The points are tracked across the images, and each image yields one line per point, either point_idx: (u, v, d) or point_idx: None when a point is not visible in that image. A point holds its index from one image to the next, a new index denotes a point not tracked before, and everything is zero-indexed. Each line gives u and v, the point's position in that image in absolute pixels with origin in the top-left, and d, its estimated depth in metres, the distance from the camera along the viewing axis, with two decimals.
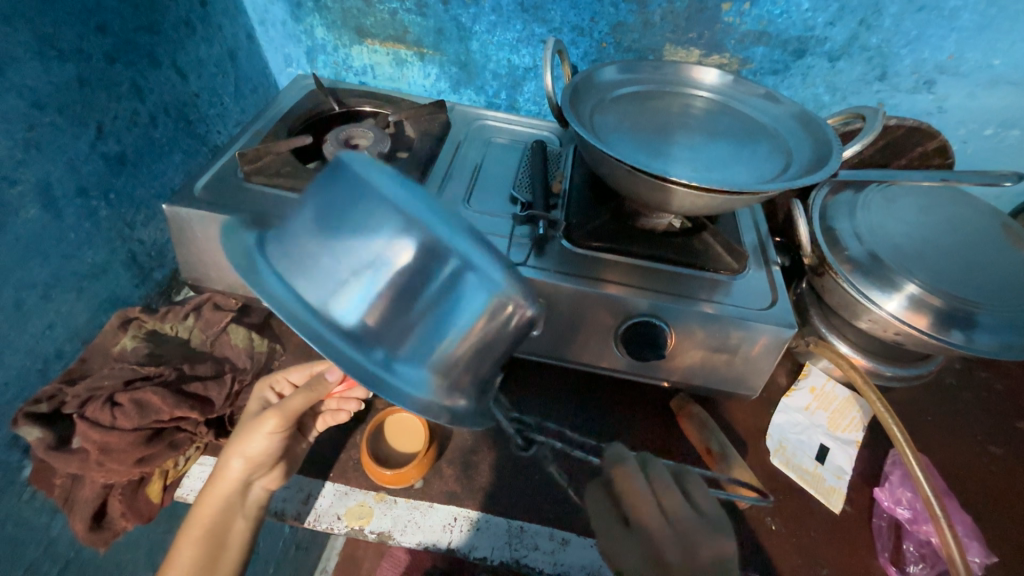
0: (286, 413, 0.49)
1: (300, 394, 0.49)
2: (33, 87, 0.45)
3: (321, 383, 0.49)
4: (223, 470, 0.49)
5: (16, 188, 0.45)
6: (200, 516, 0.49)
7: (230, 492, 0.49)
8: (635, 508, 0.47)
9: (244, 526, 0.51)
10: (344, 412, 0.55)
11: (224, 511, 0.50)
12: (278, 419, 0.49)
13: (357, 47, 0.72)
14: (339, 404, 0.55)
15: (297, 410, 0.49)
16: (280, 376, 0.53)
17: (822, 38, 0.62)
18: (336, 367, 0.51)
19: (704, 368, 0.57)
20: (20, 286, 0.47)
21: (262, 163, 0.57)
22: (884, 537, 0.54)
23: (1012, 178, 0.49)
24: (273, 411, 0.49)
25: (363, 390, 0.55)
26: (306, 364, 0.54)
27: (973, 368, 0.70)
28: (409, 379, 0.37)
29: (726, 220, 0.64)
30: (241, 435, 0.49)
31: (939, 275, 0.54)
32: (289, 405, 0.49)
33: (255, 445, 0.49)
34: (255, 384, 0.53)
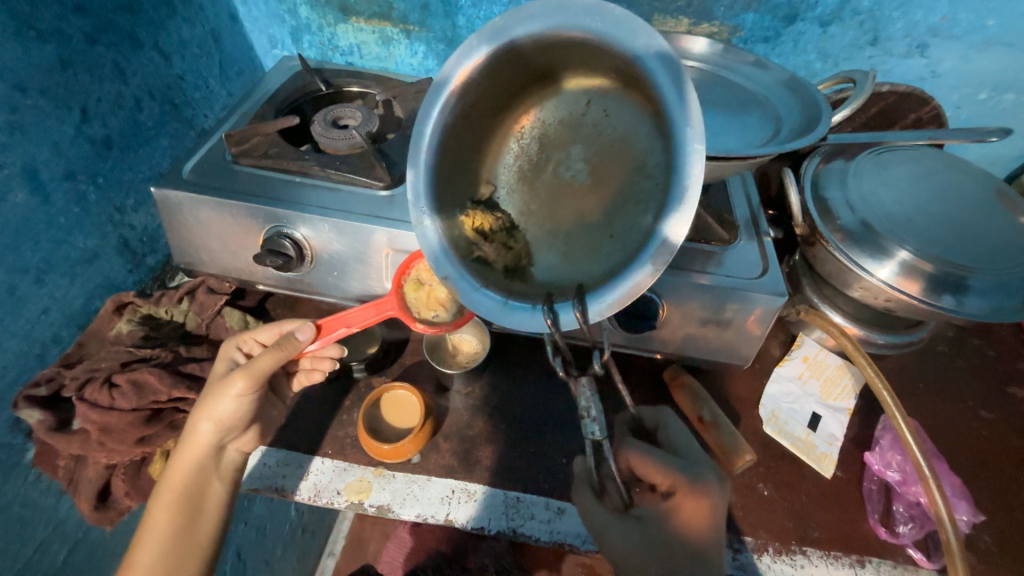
0: (254, 374, 0.49)
1: (268, 355, 0.49)
2: (14, 69, 0.45)
3: (291, 341, 0.49)
4: (193, 434, 0.49)
5: (2, 172, 0.45)
6: (173, 482, 0.49)
7: (204, 455, 0.50)
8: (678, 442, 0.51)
9: (220, 488, 0.51)
10: (319, 371, 0.56)
11: (198, 475, 0.50)
12: (245, 380, 0.49)
13: (342, 26, 0.71)
14: (313, 364, 0.56)
15: (265, 370, 0.49)
16: (248, 336, 0.53)
17: (813, 3, 0.61)
18: (307, 327, 0.51)
19: (697, 340, 0.58)
20: (12, 271, 0.47)
21: (249, 145, 0.57)
22: (875, 500, 0.55)
23: (1000, 134, 0.52)
24: (240, 372, 0.49)
25: (336, 349, 0.55)
26: (274, 324, 0.53)
27: (966, 335, 0.70)
28: (643, 229, 0.41)
29: (716, 191, 0.63)
30: (209, 399, 0.49)
31: (931, 241, 0.54)
32: (256, 366, 0.49)
33: (225, 406, 0.49)
34: (221, 345, 0.53)
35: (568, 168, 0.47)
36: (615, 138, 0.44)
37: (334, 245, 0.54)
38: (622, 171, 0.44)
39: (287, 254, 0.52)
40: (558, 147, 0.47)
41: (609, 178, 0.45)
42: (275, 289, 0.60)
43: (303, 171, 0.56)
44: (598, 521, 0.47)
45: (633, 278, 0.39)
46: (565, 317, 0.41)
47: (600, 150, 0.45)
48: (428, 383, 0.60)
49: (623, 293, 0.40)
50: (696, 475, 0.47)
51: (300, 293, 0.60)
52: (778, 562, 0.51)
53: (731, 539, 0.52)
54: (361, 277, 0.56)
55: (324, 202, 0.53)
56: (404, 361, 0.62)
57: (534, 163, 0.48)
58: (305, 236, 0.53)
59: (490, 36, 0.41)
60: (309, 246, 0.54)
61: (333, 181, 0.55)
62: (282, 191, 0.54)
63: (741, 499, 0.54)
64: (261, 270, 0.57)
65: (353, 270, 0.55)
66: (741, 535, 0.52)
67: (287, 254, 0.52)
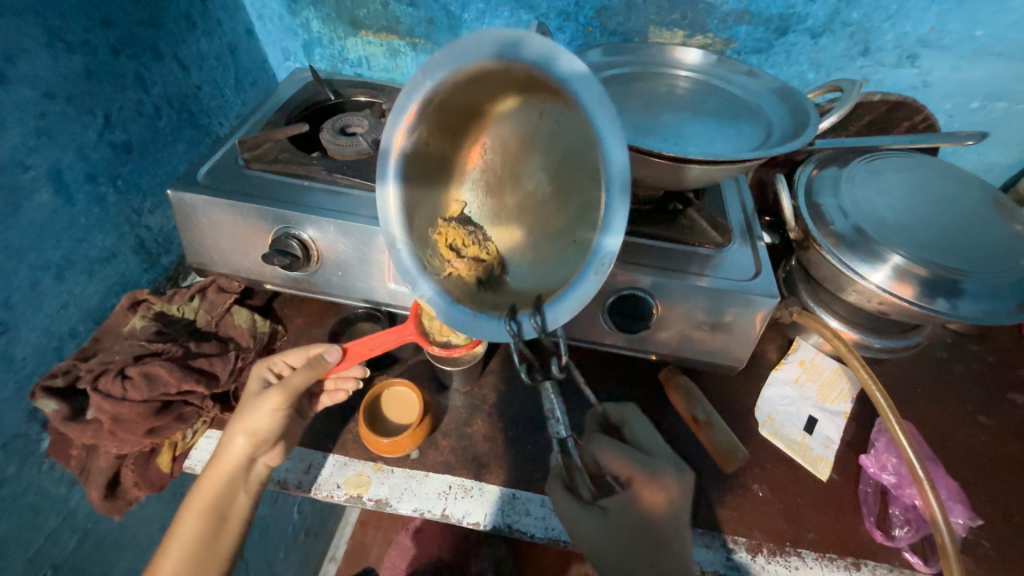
0: (288, 390, 0.51)
1: (302, 372, 0.52)
2: (44, 78, 0.48)
3: (322, 362, 0.53)
4: (226, 448, 0.50)
5: (29, 173, 0.48)
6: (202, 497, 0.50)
7: (235, 466, 0.51)
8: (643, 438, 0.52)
9: (246, 501, 0.51)
10: (343, 391, 0.58)
11: (225, 490, 0.51)
12: (280, 396, 0.51)
13: (351, 39, 0.74)
14: (338, 383, 0.58)
15: (299, 387, 0.52)
16: (278, 357, 0.55)
17: (804, 15, 0.63)
18: (335, 349, 0.54)
19: (693, 342, 0.58)
20: (35, 267, 0.49)
21: (260, 151, 0.59)
22: (870, 503, 0.55)
23: (977, 138, 0.57)
24: (276, 389, 0.51)
25: (359, 369, 0.59)
26: (302, 345, 0.56)
27: (965, 342, 0.70)
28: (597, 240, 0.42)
29: (712, 197, 0.65)
30: (244, 412, 0.51)
31: (923, 245, 0.54)
32: (291, 382, 0.51)
33: (259, 420, 0.51)
34: (254, 365, 0.56)
35: (531, 178, 0.48)
36: (569, 151, 0.44)
37: (340, 246, 0.56)
38: (580, 183, 0.44)
39: (293, 254, 0.54)
40: (518, 161, 0.48)
41: (568, 189, 0.45)
42: (282, 289, 0.62)
43: (312, 176, 0.58)
44: (566, 514, 0.48)
45: (583, 286, 0.41)
46: (528, 326, 0.42)
47: (558, 163, 0.45)
48: (428, 381, 0.62)
49: (578, 300, 0.41)
50: (654, 468, 0.48)
51: (306, 292, 0.62)
52: (772, 562, 0.51)
53: (724, 539, 0.52)
54: (364, 277, 0.58)
55: (329, 205, 0.56)
56: (405, 360, 0.64)
57: (498, 177, 0.50)
58: (312, 237, 0.56)
59: (429, 66, 0.40)
60: (316, 247, 0.56)
61: (340, 184, 0.58)
62: (290, 194, 0.57)
63: (736, 499, 0.54)
64: (269, 270, 0.59)
65: (357, 271, 0.57)
66: (734, 534, 0.52)
67: (293, 254, 0.54)
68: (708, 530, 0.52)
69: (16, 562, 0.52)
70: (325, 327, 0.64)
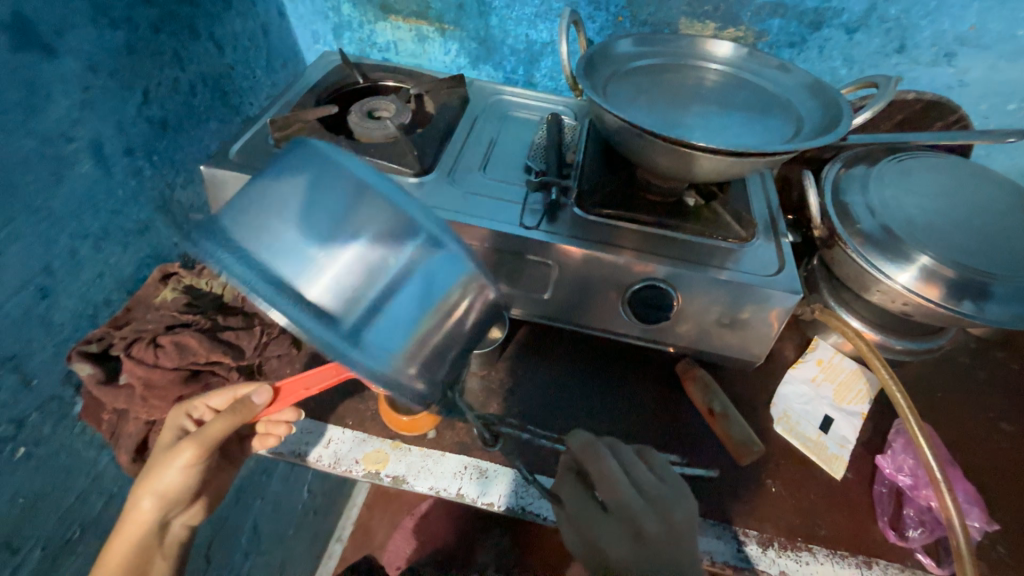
0: (203, 444, 0.49)
1: (218, 422, 0.48)
2: (89, 52, 0.49)
3: (245, 407, 0.48)
4: (135, 510, 0.50)
5: (72, 144, 0.49)
6: (110, 564, 0.49)
7: (147, 532, 0.51)
8: (609, 494, 0.49)
9: (163, 564, 0.54)
10: (274, 437, 0.54)
11: (141, 554, 0.51)
12: (194, 451, 0.49)
13: (381, 23, 0.75)
14: (268, 428, 0.54)
15: (214, 439, 0.49)
16: (199, 402, 0.52)
17: (840, 9, 0.62)
18: (263, 390, 0.49)
19: (711, 336, 0.59)
20: (75, 235, 0.51)
21: (291, 130, 0.61)
22: (885, 503, 0.55)
23: (1017, 136, 0.55)
24: (190, 442, 0.49)
25: (292, 413, 0.55)
26: (228, 388, 0.52)
27: (988, 348, 0.69)
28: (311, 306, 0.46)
29: (737, 191, 0.64)
30: (153, 473, 0.50)
31: (952, 247, 0.54)
32: (206, 434, 0.49)
33: (170, 480, 0.50)
34: (170, 412, 0.52)
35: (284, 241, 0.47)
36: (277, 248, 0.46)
37: None
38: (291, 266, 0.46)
39: None
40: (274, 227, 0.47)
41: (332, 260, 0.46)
42: None
43: None
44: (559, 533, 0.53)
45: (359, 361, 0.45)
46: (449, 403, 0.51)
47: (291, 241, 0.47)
48: None
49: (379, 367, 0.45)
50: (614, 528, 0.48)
51: None
52: (783, 557, 0.51)
53: (736, 531, 0.52)
54: None
55: None
56: None
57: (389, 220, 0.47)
58: None
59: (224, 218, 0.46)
60: None
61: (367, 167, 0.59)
62: None
63: (749, 494, 0.55)
64: None
65: None
66: (746, 528, 0.52)
67: None
68: (719, 522, 0.53)
69: (48, 519, 0.54)
70: None
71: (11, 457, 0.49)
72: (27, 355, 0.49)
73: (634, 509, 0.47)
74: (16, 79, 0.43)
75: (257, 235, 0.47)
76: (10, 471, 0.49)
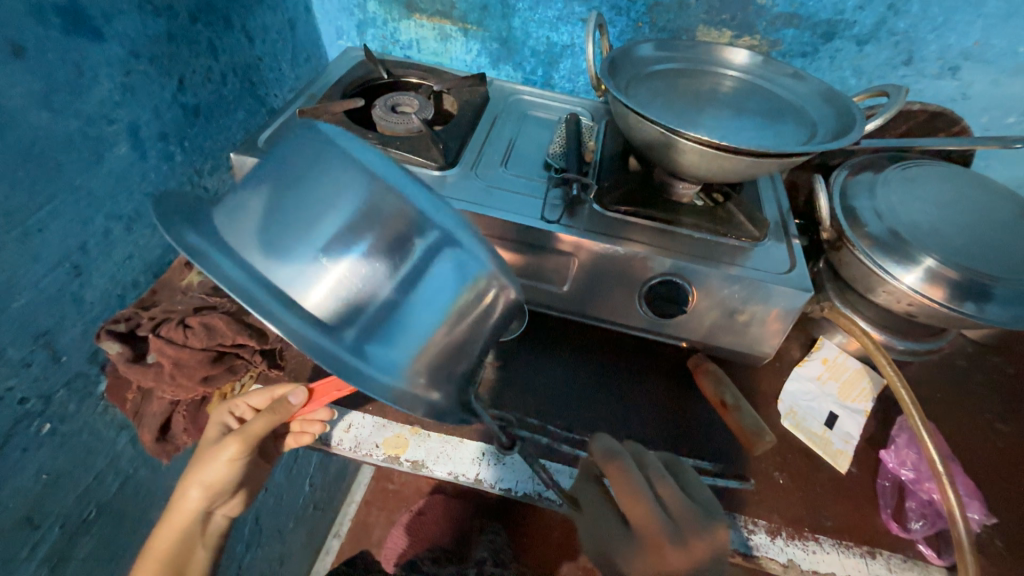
0: (247, 438, 0.52)
1: (262, 418, 0.51)
2: (132, 38, 0.51)
3: (283, 406, 0.50)
4: (183, 501, 0.53)
5: (113, 126, 0.50)
6: (158, 550, 0.53)
7: (192, 520, 0.54)
8: (631, 511, 0.50)
9: (204, 555, 0.56)
10: (309, 435, 0.57)
11: (184, 541, 0.54)
12: (239, 444, 0.52)
13: (405, 22, 0.76)
14: (303, 426, 0.56)
15: (257, 434, 0.52)
16: (241, 400, 0.55)
17: (851, 22, 0.65)
18: (300, 390, 0.51)
19: (722, 332, 0.61)
20: (110, 216, 0.52)
21: (318, 121, 0.62)
22: (888, 496, 0.57)
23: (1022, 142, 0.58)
24: (235, 437, 0.52)
25: (325, 412, 0.56)
26: (267, 387, 0.55)
27: (985, 352, 0.72)
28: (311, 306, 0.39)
29: (749, 193, 0.67)
30: (202, 464, 0.53)
31: (955, 250, 0.56)
32: (250, 429, 0.51)
33: (217, 472, 0.53)
34: (217, 407, 0.56)
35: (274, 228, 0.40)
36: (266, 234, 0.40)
37: None
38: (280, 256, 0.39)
39: None
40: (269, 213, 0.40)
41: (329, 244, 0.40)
42: None
43: None
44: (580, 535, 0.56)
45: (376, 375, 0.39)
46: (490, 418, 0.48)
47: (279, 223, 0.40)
48: None
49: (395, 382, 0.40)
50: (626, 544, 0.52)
51: None
52: (791, 546, 0.52)
53: (747, 520, 0.54)
54: None
55: None
56: None
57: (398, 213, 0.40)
58: None
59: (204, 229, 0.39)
60: None
61: (393, 159, 0.61)
62: None
63: (757, 484, 0.56)
64: None
65: None
66: (757, 517, 0.54)
67: None
68: (730, 512, 0.54)
69: (68, 497, 0.54)
70: None
71: (38, 432, 0.50)
72: (59, 332, 0.50)
73: (654, 525, 0.49)
74: (64, 61, 0.45)
75: (253, 236, 0.40)
76: (36, 446, 0.50)
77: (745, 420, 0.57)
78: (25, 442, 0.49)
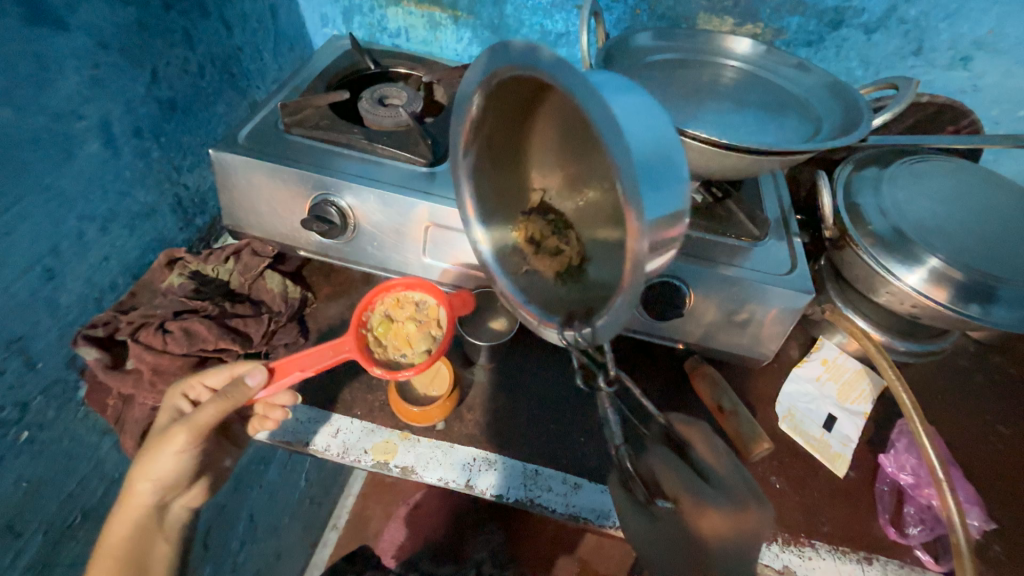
0: (197, 427, 0.49)
1: (213, 405, 0.48)
2: (99, 27, 0.48)
3: (239, 390, 0.49)
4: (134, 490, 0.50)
5: (82, 123, 0.48)
6: (111, 545, 0.50)
7: (146, 512, 0.52)
8: (708, 459, 0.49)
9: (165, 545, 0.53)
10: (271, 420, 0.55)
11: (140, 535, 0.52)
12: (190, 434, 0.49)
13: (392, 8, 0.73)
14: (265, 413, 0.54)
15: (207, 423, 0.49)
16: (192, 383, 0.51)
17: (860, 9, 0.62)
18: (258, 371, 0.50)
19: (720, 333, 0.59)
20: (83, 217, 0.50)
21: (301, 115, 0.59)
22: (886, 501, 0.56)
23: None
24: (184, 426, 0.49)
25: (288, 397, 0.54)
26: (224, 367, 0.52)
27: (987, 352, 0.70)
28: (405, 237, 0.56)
29: (749, 190, 0.64)
30: (147, 457, 0.50)
31: (961, 250, 0.54)
32: (200, 418, 0.48)
33: (165, 464, 0.50)
34: (164, 392, 0.51)
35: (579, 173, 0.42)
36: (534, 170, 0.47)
37: (379, 215, 0.56)
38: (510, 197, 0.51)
39: (332, 221, 0.55)
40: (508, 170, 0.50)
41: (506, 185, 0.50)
42: (315, 256, 0.63)
43: (351, 144, 0.58)
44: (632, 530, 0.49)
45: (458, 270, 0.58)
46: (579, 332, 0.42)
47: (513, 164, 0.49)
48: (455, 355, 0.62)
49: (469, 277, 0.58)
50: (701, 495, 0.46)
51: (337, 260, 0.63)
52: (786, 552, 0.52)
53: None
54: (400, 250, 0.59)
55: (366, 173, 0.56)
56: None
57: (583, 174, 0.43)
58: (350, 205, 0.56)
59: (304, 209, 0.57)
60: (353, 213, 0.57)
61: (379, 156, 0.58)
62: (327, 160, 0.57)
63: None
64: (305, 236, 0.60)
65: (395, 242, 0.58)
66: None
67: (332, 221, 0.55)
68: None
69: (50, 504, 0.53)
70: (353, 298, 0.64)
71: (15, 440, 0.48)
72: (33, 337, 0.48)
73: (727, 474, 0.48)
74: (25, 53, 0.42)
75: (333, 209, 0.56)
76: (13, 455, 0.48)
77: (743, 426, 0.55)
78: (2, 451, 0.47)
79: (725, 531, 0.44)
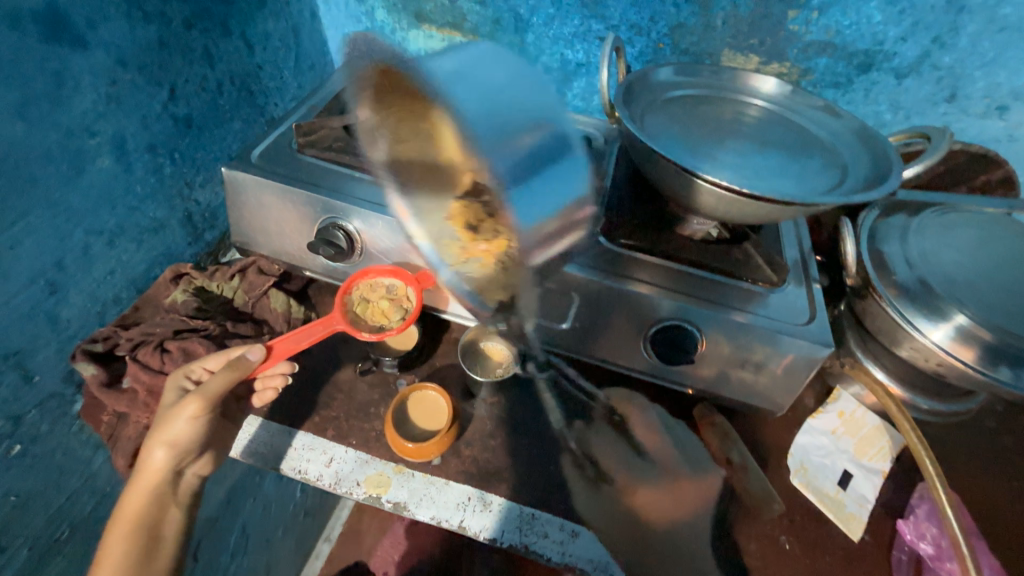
0: (208, 395, 0.49)
1: (221, 376, 0.49)
2: (119, 46, 0.48)
3: (244, 362, 0.50)
4: (146, 461, 0.49)
5: (95, 139, 0.48)
6: (127, 514, 0.48)
7: (160, 481, 0.50)
8: (648, 440, 0.57)
9: (179, 516, 0.51)
10: (271, 389, 0.56)
11: (155, 502, 0.50)
12: (200, 403, 0.48)
13: (414, 31, 0.73)
14: (264, 383, 0.56)
15: (219, 392, 0.49)
16: (199, 363, 0.51)
17: (891, 53, 0.60)
18: (258, 347, 0.52)
19: (731, 379, 0.57)
20: (90, 232, 0.50)
21: (315, 136, 0.59)
22: (903, 571, 0.52)
23: None
24: (194, 396, 0.48)
25: (286, 364, 0.56)
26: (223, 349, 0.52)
27: (1016, 414, 0.66)
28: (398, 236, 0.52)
29: (768, 233, 0.62)
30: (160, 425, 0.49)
31: (993, 309, 0.51)
32: (210, 387, 0.49)
33: (179, 428, 0.49)
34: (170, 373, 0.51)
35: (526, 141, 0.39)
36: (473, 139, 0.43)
37: (385, 241, 0.55)
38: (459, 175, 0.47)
39: (338, 245, 0.54)
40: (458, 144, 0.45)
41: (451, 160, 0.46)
42: (320, 277, 0.62)
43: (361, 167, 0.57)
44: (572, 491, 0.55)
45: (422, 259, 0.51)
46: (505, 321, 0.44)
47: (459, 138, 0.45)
48: (456, 387, 0.61)
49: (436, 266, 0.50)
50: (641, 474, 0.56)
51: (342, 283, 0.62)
52: None
53: None
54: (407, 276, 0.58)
55: (374, 198, 0.55)
56: (434, 362, 0.63)
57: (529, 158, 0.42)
58: (358, 229, 0.55)
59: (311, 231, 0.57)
60: (361, 238, 0.55)
61: None
62: (335, 182, 0.56)
63: (761, 549, 0.52)
64: (311, 258, 0.59)
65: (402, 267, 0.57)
66: None
67: (338, 246, 0.54)
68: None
69: (37, 519, 0.52)
70: None
71: (7, 454, 0.48)
72: (31, 351, 0.48)
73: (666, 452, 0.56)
74: (43, 70, 0.42)
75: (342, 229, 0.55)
76: (3, 470, 0.48)
77: (751, 480, 0.54)
78: None
79: (665, 507, 0.55)
